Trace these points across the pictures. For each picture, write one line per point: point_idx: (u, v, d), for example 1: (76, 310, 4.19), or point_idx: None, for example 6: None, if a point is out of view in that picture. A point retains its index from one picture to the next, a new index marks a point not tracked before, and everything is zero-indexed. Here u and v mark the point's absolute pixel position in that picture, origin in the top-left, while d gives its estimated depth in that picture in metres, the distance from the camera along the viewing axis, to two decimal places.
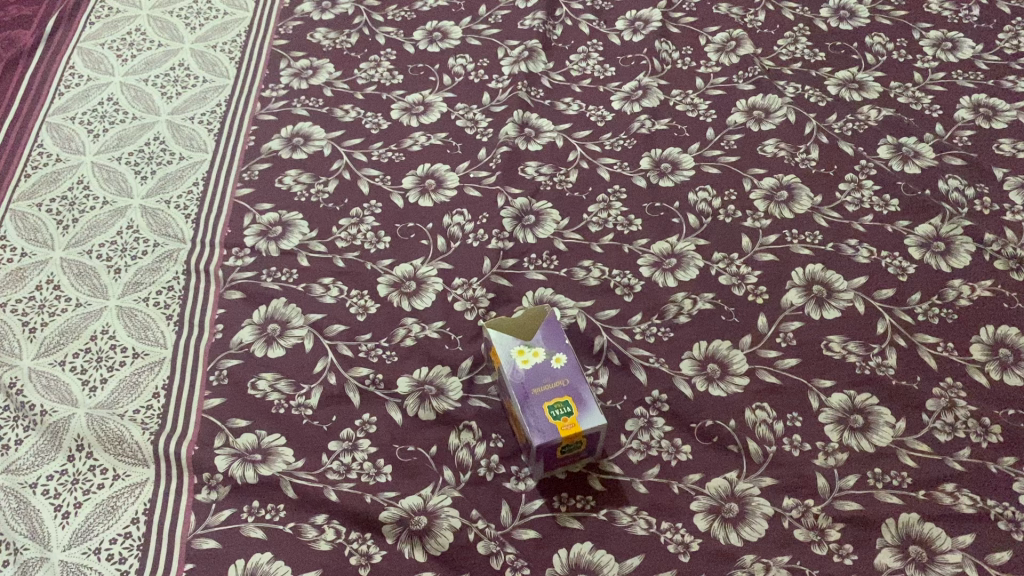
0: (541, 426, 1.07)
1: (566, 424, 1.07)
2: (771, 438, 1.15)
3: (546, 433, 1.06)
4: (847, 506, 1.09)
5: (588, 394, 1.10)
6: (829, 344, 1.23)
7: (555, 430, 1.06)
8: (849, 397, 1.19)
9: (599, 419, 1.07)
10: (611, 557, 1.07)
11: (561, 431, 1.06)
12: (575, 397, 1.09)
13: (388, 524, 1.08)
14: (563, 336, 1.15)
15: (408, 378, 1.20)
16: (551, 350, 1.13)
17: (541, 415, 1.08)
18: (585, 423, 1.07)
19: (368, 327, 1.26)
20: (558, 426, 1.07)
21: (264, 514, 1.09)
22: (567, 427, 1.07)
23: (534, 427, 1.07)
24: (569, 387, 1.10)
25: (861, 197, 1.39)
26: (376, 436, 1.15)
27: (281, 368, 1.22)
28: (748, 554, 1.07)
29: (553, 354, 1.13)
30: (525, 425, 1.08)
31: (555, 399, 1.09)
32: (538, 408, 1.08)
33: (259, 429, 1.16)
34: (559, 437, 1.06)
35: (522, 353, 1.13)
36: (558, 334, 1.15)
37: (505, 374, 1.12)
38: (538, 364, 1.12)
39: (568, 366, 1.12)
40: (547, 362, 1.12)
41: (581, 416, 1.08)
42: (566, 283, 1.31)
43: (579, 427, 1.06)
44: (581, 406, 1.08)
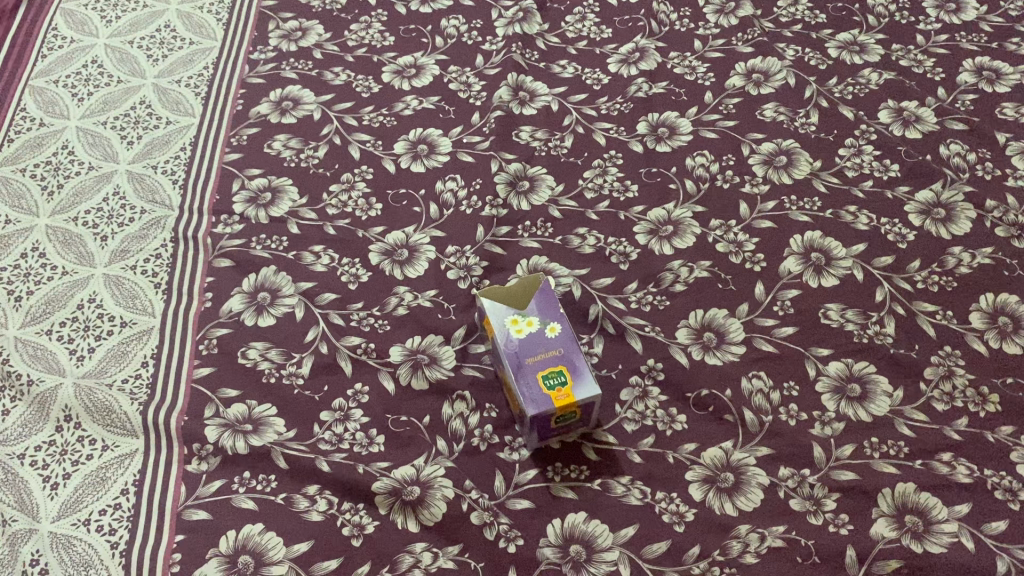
0: (536, 396, 1.05)
1: (560, 394, 1.06)
2: (767, 407, 1.14)
3: (540, 403, 1.05)
4: (843, 476, 1.08)
5: (583, 364, 1.08)
6: (828, 312, 1.22)
7: (549, 400, 1.05)
8: (846, 366, 1.17)
9: (593, 389, 1.06)
10: (606, 527, 1.06)
11: (555, 401, 1.05)
12: (570, 366, 1.08)
13: (381, 495, 1.07)
14: (558, 306, 1.14)
15: (401, 348, 1.19)
16: (545, 320, 1.11)
17: (536, 386, 1.06)
18: (579, 393, 1.06)
19: (360, 296, 1.24)
20: (552, 396, 1.05)
21: (255, 485, 1.07)
22: (561, 397, 1.05)
23: (528, 397, 1.06)
24: (563, 357, 1.08)
25: (861, 162, 1.36)
26: (369, 406, 1.14)
27: (272, 337, 1.20)
28: (743, 524, 1.06)
29: (548, 324, 1.11)
30: (519, 395, 1.07)
31: (549, 369, 1.07)
32: (532, 379, 1.07)
33: (249, 399, 1.14)
34: (552, 407, 1.04)
35: (516, 323, 1.11)
36: (553, 303, 1.13)
37: (499, 343, 1.10)
38: (533, 334, 1.10)
39: (563, 336, 1.10)
40: (542, 332, 1.11)
41: (576, 386, 1.06)
42: (561, 251, 1.29)
43: (573, 398, 1.05)
44: (576, 376, 1.07)
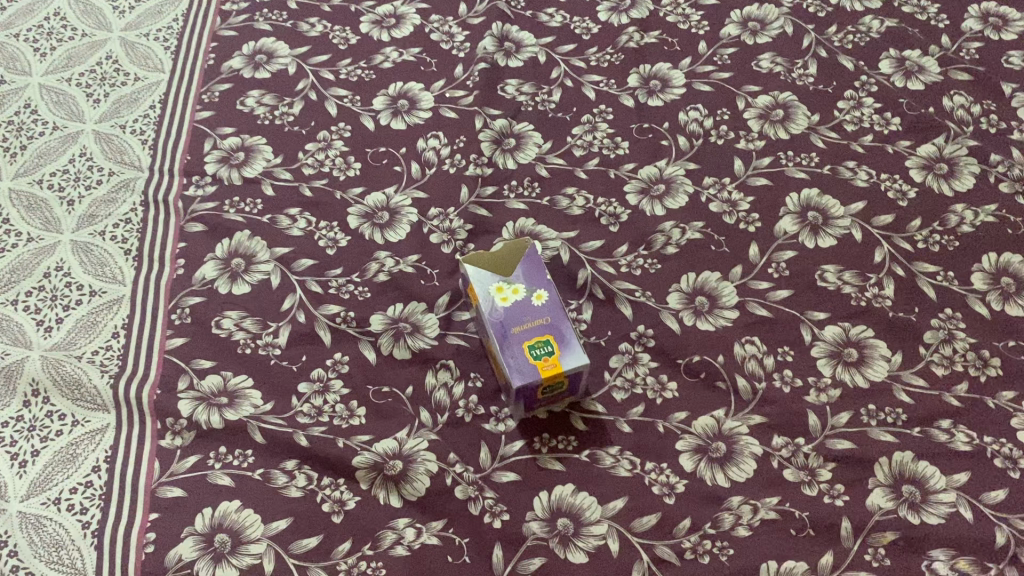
0: (522, 366, 1.02)
1: (547, 364, 1.02)
2: (761, 374, 1.10)
3: (527, 374, 1.01)
4: (839, 445, 1.05)
5: (571, 332, 1.04)
6: (825, 274, 1.17)
7: (536, 370, 1.01)
8: (843, 330, 1.13)
9: (581, 358, 1.02)
10: (594, 499, 1.02)
11: (541, 371, 1.01)
12: (557, 335, 1.03)
13: (361, 470, 1.03)
14: (545, 271, 1.09)
15: (382, 315, 1.14)
16: (531, 286, 1.07)
17: (521, 356, 1.02)
18: (567, 363, 1.02)
19: (339, 261, 1.19)
20: (538, 366, 1.01)
21: (231, 460, 1.04)
22: (548, 367, 1.01)
23: (514, 368, 1.02)
24: (550, 326, 1.04)
25: (861, 116, 1.31)
26: (350, 376, 1.10)
27: (247, 306, 1.15)
28: (736, 496, 1.02)
29: (534, 290, 1.07)
30: (504, 366, 1.03)
31: (535, 338, 1.03)
32: (518, 348, 1.03)
33: (224, 371, 1.10)
34: (539, 378, 1.01)
35: (501, 290, 1.07)
36: (539, 269, 1.08)
37: (483, 311, 1.06)
38: (518, 301, 1.06)
39: (550, 303, 1.06)
40: (528, 299, 1.06)
41: (563, 356, 1.02)
42: (548, 213, 1.24)
43: (561, 368, 1.01)
44: (564, 344, 1.03)
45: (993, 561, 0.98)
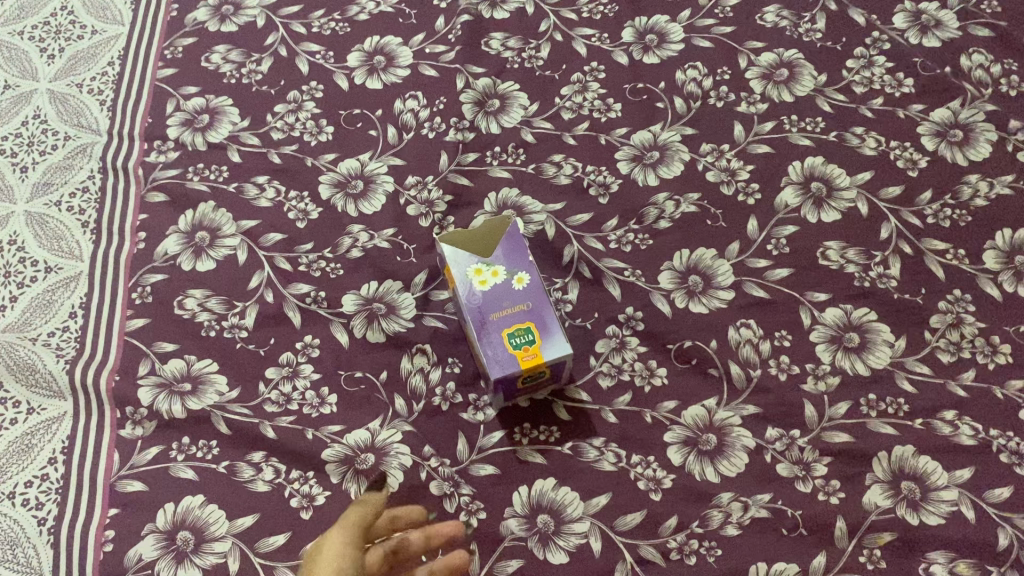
0: (501, 357, 0.95)
1: (527, 354, 0.95)
2: (755, 360, 1.04)
3: (505, 365, 0.95)
4: (836, 439, 1.00)
5: (553, 319, 0.98)
6: (827, 252, 1.10)
7: (515, 361, 0.95)
8: (845, 313, 1.07)
9: (564, 348, 0.96)
10: (576, 495, 0.97)
11: (521, 362, 0.95)
12: (538, 322, 0.97)
13: (332, 464, 0.98)
14: (526, 251, 1.02)
15: (355, 295, 1.08)
16: (512, 269, 1.00)
17: (500, 345, 0.96)
18: (548, 353, 0.96)
19: (309, 235, 1.12)
20: (518, 356, 0.95)
21: (194, 452, 0.99)
22: (529, 358, 0.95)
23: (492, 359, 0.96)
24: (531, 313, 0.97)
25: (871, 76, 1.22)
26: (320, 361, 1.04)
27: (212, 284, 1.08)
28: (725, 492, 0.97)
29: (514, 273, 1.00)
30: (481, 356, 0.96)
31: (515, 326, 0.97)
32: (496, 337, 0.96)
33: (187, 355, 1.04)
34: (519, 369, 0.94)
35: (479, 273, 1.00)
36: (520, 250, 1.01)
37: (459, 296, 0.99)
38: (497, 285, 0.99)
39: (531, 287, 0.99)
40: (507, 282, 0.99)
41: (545, 345, 0.96)
42: (533, 182, 1.16)
43: (541, 358, 0.95)
44: (545, 333, 0.97)
45: (994, 563, 0.93)
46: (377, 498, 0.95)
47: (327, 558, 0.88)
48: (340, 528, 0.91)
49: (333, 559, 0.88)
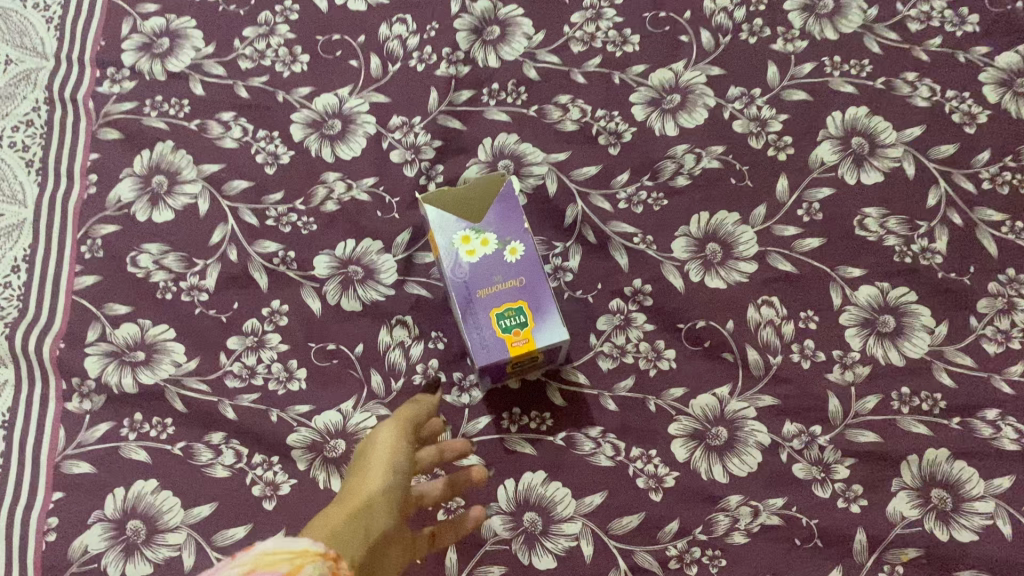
0: (488, 341, 0.84)
1: (517, 338, 0.84)
2: (776, 345, 0.93)
3: (492, 350, 0.84)
4: (861, 438, 0.89)
5: (548, 298, 0.86)
6: (865, 220, 0.97)
7: (504, 346, 0.84)
8: (881, 293, 0.94)
9: (559, 333, 0.85)
10: (568, 492, 0.88)
11: (510, 347, 0.84)
12: (532, 302, 0.86)
13: (298, 450, 0.89)
14: (522, 216, 0.89)
15: (329, 256, 0.96)
16: (504, 237, 0.88)
17: (488, 327, 0.85)
18: (541, 338, 0.84)
19: (279, 183, 0.99)
20: (507, 340, 0.84)
21: (148, 430, 0.89)
22: (519, 342, 0.84)
23: (478, 342, 0.84)
24: (525, 290, 0.86)
25: (930, 11, 1.04)
26: (289, 331, 0.93)
27: (169, 238, 0.97)
28: (734, 495, 0.87)
29: (507, 242, 0.87)
30: (466, 338, 0.85)
31: (505, 305, 0.85)
32: (483, 317, 0.85)
33: (141, 319, 0.93)
34: (507, 356, 0.83)
35: (467, 242, 0.87)
36: (515, 215, 0.89)
37: (443, 267, 0.87)
38: (487, 256, 0.87)
39: (526, 260, 0.87)
40: (499, 253, 0.87)
41: (538, 329, 0.85)
42: (535, 127, 1.02)
43: (534, 344, 0.84)
44: (539, 314, 0.85)
45: None
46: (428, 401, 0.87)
47: (385, 454, 0.80)
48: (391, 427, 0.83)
49: (388, 457, 0.80)
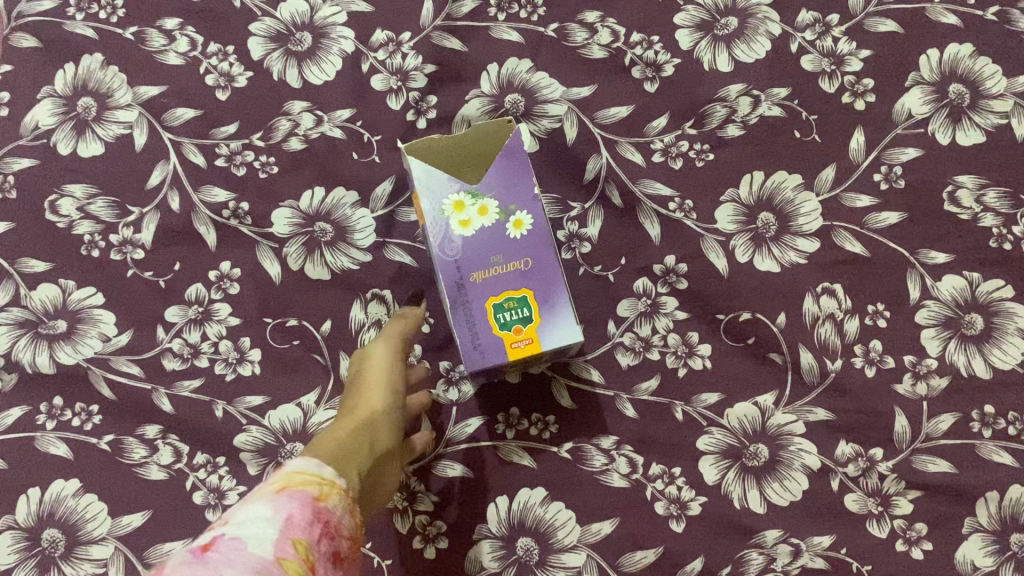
0: (481, 339, 0.67)
1: (519, 338, 0.67)
2: (835, 345, 0.76)
3: (487, 352, 0.67)
4: (931, 467, 0.73)
5: (558, 286, 0.69)
6: (957, 193, 0.78)
7: (501, 348, 0.67)
8: (970, 286, 0.76)
9: (571, 333, 0.68)
10: (572, 516, 0.73)
11: (509, 349, 0.67)
12: (538, 292, 0.68)
13: (248, 454, 0.74)
14: (531, 177, 0.71)
15: (293, 209, 0.78)
16: (507, 205, 0.69)
17: (482, 321, 0.68)
18: (547, 339, 0.68)
19: (233, 113, 0.80)
20: (505, 340, 0.67)
21: (69, 419, 0.74)
22: (520, 343, 0.67)
23: (469, 340, 0.68)
24: (529, 276, 0.69)
25: None
26: (241, 302, 0.76)
27: (98, 178, 0.79)
28: (772, 529, 0.73)
29: (511, 212, 0.69)
30: (455, 332, 0.68)
31: (505, 294, 0.68)
32: (477, 308, 0.68)
33: (62, 279, 0.77)
34: (504, 360, 0.67)
35: (460, 208, 0.69)
36: (522, 176, 0.70)
37: (430, 240, 0.69)
38: (485, 229, 0.69)
39: (533, 237, 0.69)
40: (500, 225, 0.69)
41: (544, 326, 0.68)
42: (553, 52, 0.81)
43: (539, 346, 0.67)
44: (546, 308, 0.68)
45: None
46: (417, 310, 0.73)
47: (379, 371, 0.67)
48: (381, 342, 0.69)
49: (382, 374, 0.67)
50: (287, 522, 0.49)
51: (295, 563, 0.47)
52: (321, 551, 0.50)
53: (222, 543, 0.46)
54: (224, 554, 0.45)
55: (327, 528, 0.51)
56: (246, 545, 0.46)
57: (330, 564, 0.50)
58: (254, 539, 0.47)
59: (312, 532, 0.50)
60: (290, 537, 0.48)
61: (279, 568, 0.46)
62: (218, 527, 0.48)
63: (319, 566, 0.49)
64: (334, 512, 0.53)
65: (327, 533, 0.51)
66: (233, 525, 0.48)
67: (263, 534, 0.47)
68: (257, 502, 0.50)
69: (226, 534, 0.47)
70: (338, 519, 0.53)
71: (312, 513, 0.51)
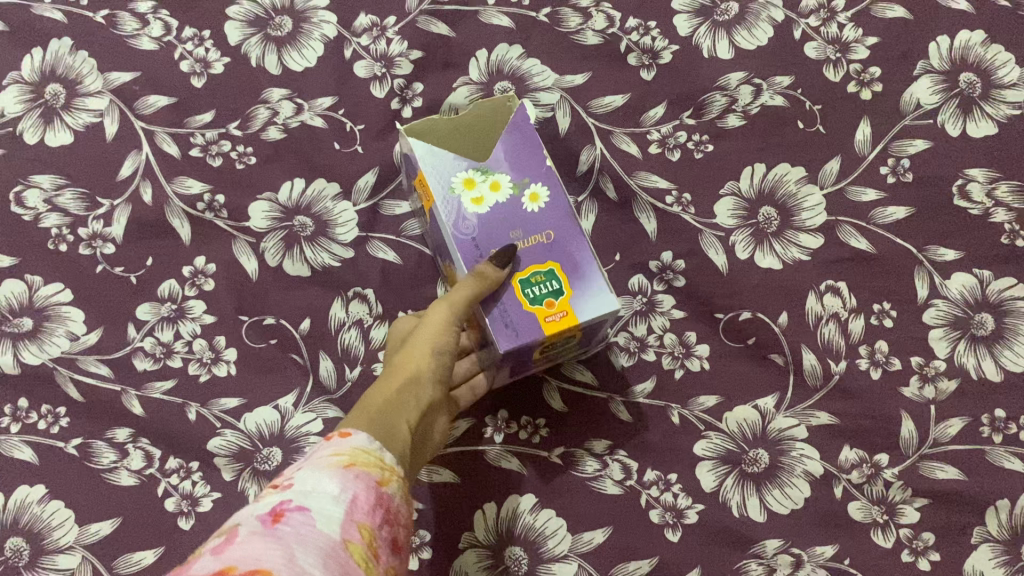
0: (511, 318, 0.60)
1: (552, 311, 0.60)
2: (839, 346, 0.72)
3: (520, 331, 0.59)
4: (939, 474, 0.70)
5: (587, 254, 0.62)
6: (968, 186, 0.74)
7: (535, 325, 0.60)
8: (980, 283, 0.73)
9: (608, 301, 0.61)
10: (563, 524, 0.70)
11: (544, 324, 0.59)
12: (566, 263, 0.62)
13: (221, 459, 0.70)
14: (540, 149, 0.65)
15: (271, 202, 0.74)
16: (520, 178, 0.64)
17: (509, 300, 0.60)
18: (582, 310, 0.60)
19: (209, 100, 0.76)
20: (537, 315, 0.60)
21: (35, 422, 0.70)
22: (555, 317, 0.60)
23: (498, 319, 0.60)
24: (555, 248, 0.62)
25: None
26: (216, 298, 0.73)
27: (66, 169, 0.75)
28: (772, 538, 0.69)
29: (525, 185, 0.63)
30: (482, 311, 0.61)
31: (531, 269, 0.61)
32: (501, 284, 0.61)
33: (28, 274, 0.73)
34: (541, 338, 0.59)
35: (472, 186, 0.63)
36: (533, 146, 0.65)
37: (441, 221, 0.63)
38: (498, 205, 0.63)
39: (553, 209, 0.63)
40: (515, 201, 0.63)
41: (577, 297, 0.61)
42: (546, 37, 0.78)
43: (575, 317, 0.60)
44: (577, 279, 0.61)
45: None
46: (496, 275, 0.59)
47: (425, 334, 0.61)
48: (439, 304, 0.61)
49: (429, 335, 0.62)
50: (352, 502, 0.46)
51: (359, 547, 0.45)
52: (380, 538, 0.47)
53: (292, 514, 0.44)
54: (294, 528, 0.43)
55: (388, 517, 0.49)
56: (316, 523, 0.44)
57: (389, 553, 0.48)
58: (321, 515, 0.44)
59: (375, 517, 0.48)
60: (356, 520, 0.46)
61: (346, 551, 0.44)
62: (283, 492, 0.46)
63: (379, 552, 0.47)
64: (394, 499, 0.50)
65: (387, 520, 0.49)
66: (302, 493, 0.45)
67: (333, 511, 0.45)
68: (324, 473, 0.48)
69: (292, 505, 0.45)
70: (396, 508, 0.50)
71: (374, 496, 0.48)
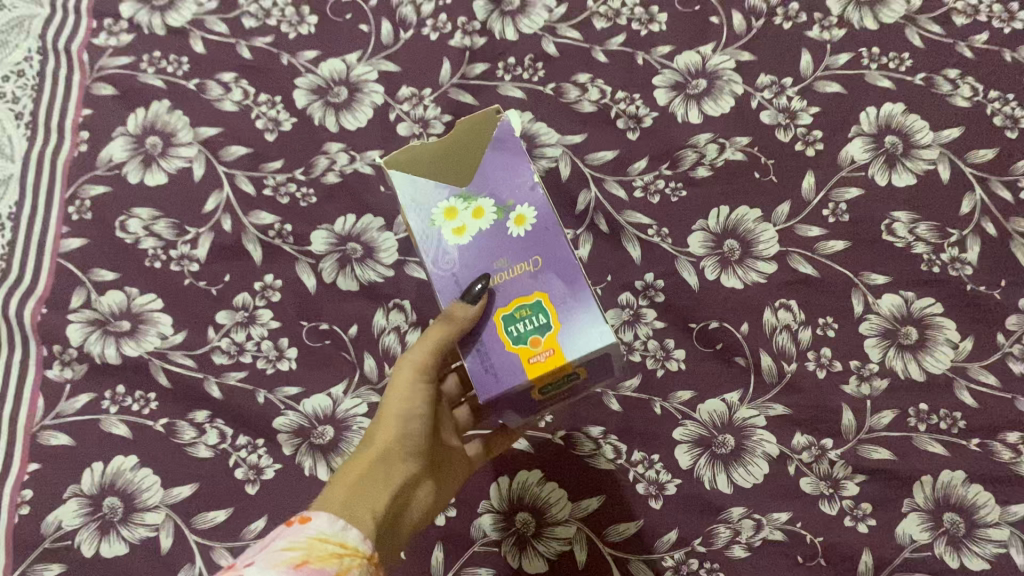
0: (500, 364, 0.68)
1: (537, 351, 0.68)
2: (791, 351, 0.88)
3: (510, 371, 0.68)
4: (874, 454, 0.85)
5: (572, 284, 0.70)
6: (894, 225, 0.92)
7: (522, 366, 0.68)
8: (905, 302, 0.89)
9: (590, 336, 0.68)
10: (563, 493, 0.85)
11: (530, 364, 0.68)
12: (552, 295, 0.70)
13: (284, 435, 0.85)
14: (521, 168, 0.74)
15: (328, 231, 0.92)
16: (499, 204, 0.72)
17: (497, 344, 0.69)
18: (566, 346, 0.68)
19: (279, 151, 0.94)
20: (524, 356, 0.68)
21: (130, 405, 0.86)
22: (540, 356, 0.68)
23: (483, 364, 0.69)
24: (540, 279, 0.70)
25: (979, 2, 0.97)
26: (281, 307, 0.89)
27: (161, 203, 0.92)
28: (737, 507, 0.84)
29: (504, 212, 0.72)
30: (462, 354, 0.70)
31: (519, 308, 0.69)
32: (485, 327, 0.70)
33: (128, 286, 0.89)
34: (528, 377, 0.67)
35: (453, 216, 0.72)
36: (510, 173, 0.73)
37: (428, 254, 0.72)
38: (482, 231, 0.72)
39: (535, 232, 0.72)
40: (496, 227, 0.72)
41: (561, 333, 0.68)
42: (551, 105, 0.96)
43: (560, 355, 0.67)
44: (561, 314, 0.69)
45: None
46: (465, 317, 0.68)
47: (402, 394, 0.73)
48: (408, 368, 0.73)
49: (406, 396, 0.73)
50: None
51: None
52: None
53: None
54: None
55: None
56: None
57: None
58: None
59: None
60: None
61: None
62: None
63: None
64: None
65: None
66: None
67: None
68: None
69: None
70: None
71: None
